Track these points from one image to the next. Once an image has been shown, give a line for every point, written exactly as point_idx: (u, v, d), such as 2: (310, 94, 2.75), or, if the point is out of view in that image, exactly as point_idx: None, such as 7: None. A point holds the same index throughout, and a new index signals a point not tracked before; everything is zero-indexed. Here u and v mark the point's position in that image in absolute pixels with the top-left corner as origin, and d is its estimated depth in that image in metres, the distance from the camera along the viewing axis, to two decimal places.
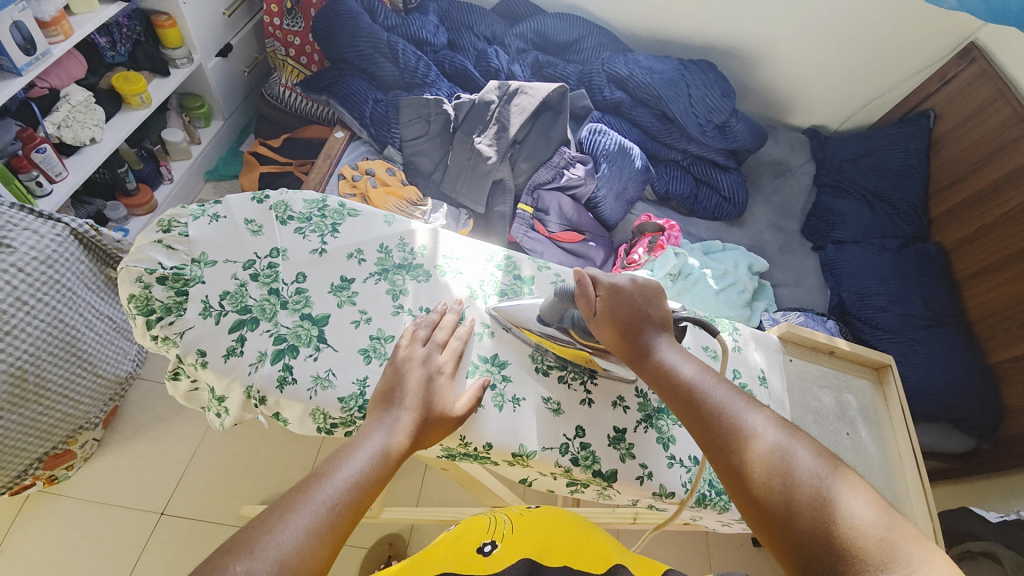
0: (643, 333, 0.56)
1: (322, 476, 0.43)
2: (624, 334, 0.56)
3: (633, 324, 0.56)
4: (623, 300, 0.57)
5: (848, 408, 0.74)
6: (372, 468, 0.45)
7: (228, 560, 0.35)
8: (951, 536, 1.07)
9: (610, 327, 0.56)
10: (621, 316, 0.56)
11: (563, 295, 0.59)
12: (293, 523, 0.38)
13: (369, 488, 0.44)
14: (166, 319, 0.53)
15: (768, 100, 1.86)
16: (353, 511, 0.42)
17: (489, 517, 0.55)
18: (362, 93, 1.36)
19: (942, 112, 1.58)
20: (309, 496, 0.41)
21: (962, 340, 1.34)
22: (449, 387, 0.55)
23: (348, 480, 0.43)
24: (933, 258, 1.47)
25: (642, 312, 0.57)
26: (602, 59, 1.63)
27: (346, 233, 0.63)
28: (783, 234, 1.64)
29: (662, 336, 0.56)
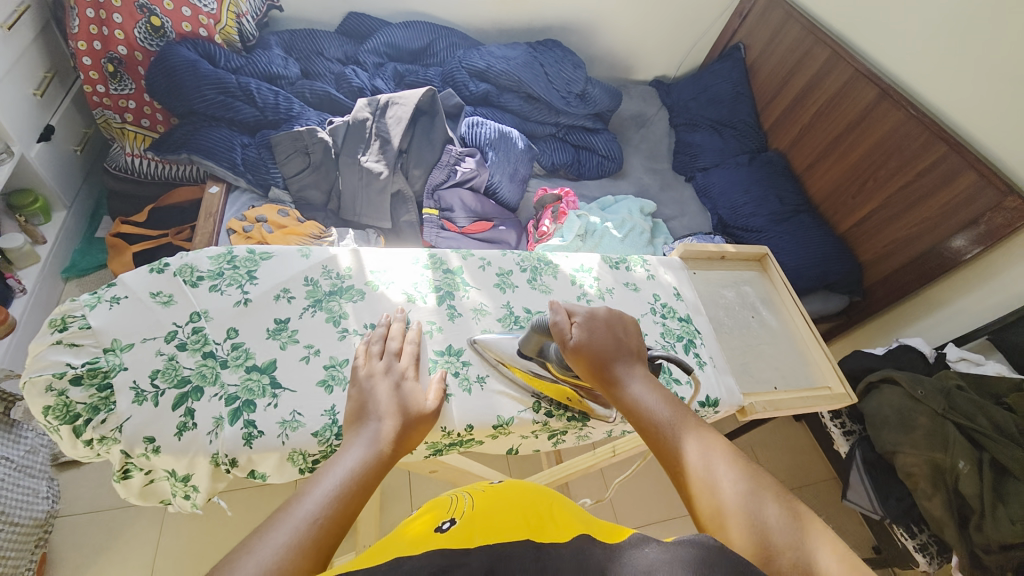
0: (619, 364, 0.58)
1: (303, 494, 0.43)
2: (599, 368, 0.57)
3: (607, 357, 0.58)
4: (601, 327, 0.60)
5: (748, 296, 0.88)
6: (358, 475, 0.46)
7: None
8: (853, 375, 1.29)
9: (584, 359, 0.57)
10: (597, 349, 0.58)
11: (540, 328, 0.60)
12: (272, 541, 0.38)
13: (353, 499, 0.44)
14: (96, 418, 0.49)
15: (613, 63, 2.06)
16: (338, 521, 0.42)
17: (449, 497, 0.59)
18: (226, 141, 1.27)
19: (748, 43, 1.89)
20: (288, 515, 0.41)
21: (815, 222, 1.62)
22: (417, 387, 0.57)
23: (329, 493, 0.43)
24: (777, 163, 1.75)
25: (619, 340, 0.60)
26: (458, 56, 1.69)
27: (265, 277, 0.62)
28: (659, 175, 1.85)
29: (640, 370, 0.58)
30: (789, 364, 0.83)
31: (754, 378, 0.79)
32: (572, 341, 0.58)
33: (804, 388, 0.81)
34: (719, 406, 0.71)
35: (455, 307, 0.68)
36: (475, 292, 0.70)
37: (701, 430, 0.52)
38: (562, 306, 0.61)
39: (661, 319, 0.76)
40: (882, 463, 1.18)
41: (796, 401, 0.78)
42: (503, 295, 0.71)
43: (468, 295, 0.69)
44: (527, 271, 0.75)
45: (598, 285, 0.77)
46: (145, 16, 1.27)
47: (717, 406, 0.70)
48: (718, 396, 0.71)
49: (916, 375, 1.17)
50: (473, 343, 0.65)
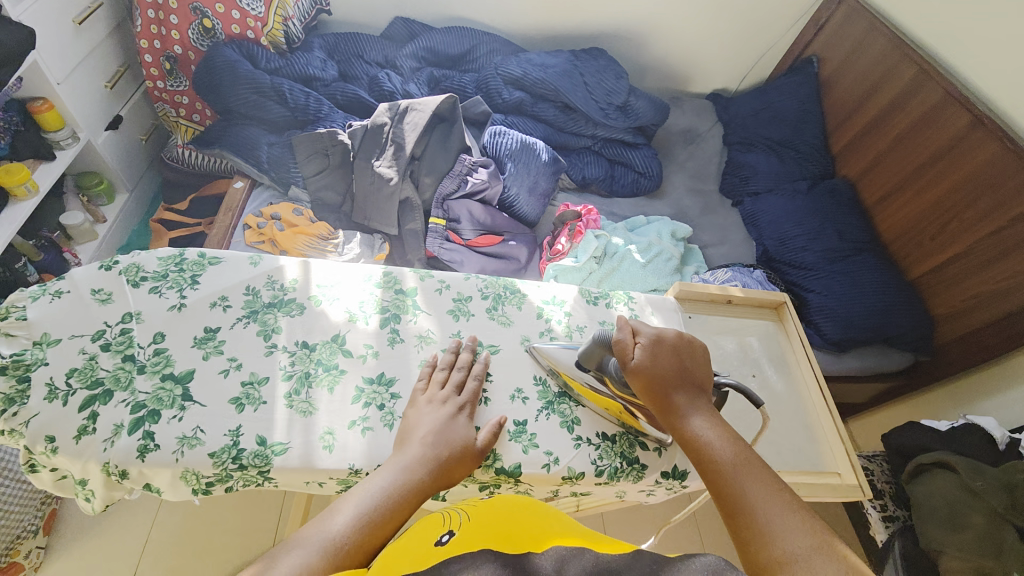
0: (682, 393, 0.55)
1: (327, 517, 0.46)
2: (660, 394, 0.55)
3: (671, 382, 0.55)
4: (666, 350, 0.57)
5: (751, 351, 0.75)
6: (383, 508, 0.47)
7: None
8: (901, 451, 1.08)
9: (644, 382, 0.55)
10: (661, 373, 0.55)
11: (602, 342, 0.59)
12: (292, 560, 0.41)
13: (376, 530, 0.46)
14: (8, 410, 0.49)
15: (666, 74, 1.93)
16: (358, 549, 0.44)
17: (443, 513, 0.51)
18: (254, 140, 1.33)
19: (824, 55, 1.68)
20: (310, 536, 0.44)
21: (882, 263, 1.40)
22: (465, 424, 0.56)
23: (354, 520, 0.46)
24: (843, 192, 1.54)
25: (683, 367, 0.57)
26: (495, 63, 1.66)
27: (207, 282, 0.61)
28: (702, 197, 1.70)
29: (705, 403, 0.55)
30: (791, 439, 0.69)
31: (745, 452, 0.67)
32: (633, 361, 0.56)
33: (806, 470, 0.67)
34: (686, 479, 0.61)
35: (398, 332, 0.63)
36: (424, 318, 0.65)
37: (768, 478, 0.48)
38: (630, 323, 0.59)
39: None
40: (924, 563, 0.97)
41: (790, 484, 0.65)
42: (454, 323, 0.65)
43: (416, 320, 0.64)
44: (488, 299, 0.69)
45: (568, 321, 0.69)
46: (198, 18, 1.37)
47: (684, 479, 0.61)
48: (687, 469, 0.61)
49: (978, 462, 0.95)
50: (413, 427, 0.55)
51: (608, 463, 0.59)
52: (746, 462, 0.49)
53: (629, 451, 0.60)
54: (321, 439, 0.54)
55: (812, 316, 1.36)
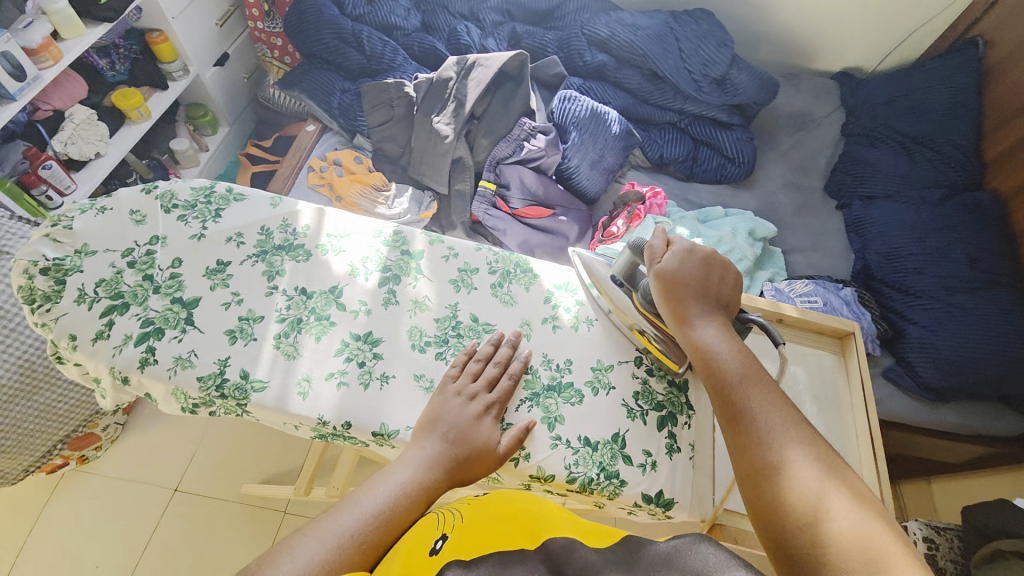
0: (700, 304, 0.55)
1: (347, 507, 0.47)
2: (679, 302, 0.55)
3: (693, 292, 0.55)
4: (693, 261, 0.57)
5: (793, 382, 0.64)
6: (400, 503, 0.48)
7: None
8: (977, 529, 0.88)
9: (666, 287, 0.56)
10: (683, 281, 0.56)
11: (637, 249, 0.61)
12: (309, 550, 0.43)
13: (393, 524, 0.47)
14: (45, 306, 0.55)
15: (786, 46, 1.66)
16: (374, 543, 0.45)
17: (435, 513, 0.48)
18: (330, 85, 1.37)
19: (994, 37, 1.35)
20: (330, 526, 0.45)
21: (1020, 304, 1.12)
22: (492, 426, 0.54)
23: (371, 514, 0.46)
24: (986, 209, 1.24)
25: (706, 280, 0.56)
26: (582, 21, 1.53)
27: (228, 217, 0.63)
28: (800, 194, 1.47)
29: (721, 317, 0.55)
30: None
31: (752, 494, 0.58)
32: (659, 266, 0.57)
33: None
34: (672, 509, 0.55)
35: (394, 294, 0.61)
36: (424, 283, 0.63)
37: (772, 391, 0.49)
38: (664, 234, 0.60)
39: (641, 374, 0.60)
40: None
41: None
42: (453, 294, 0.62)
43: (416, 284, 0.62)
44: (494, 274, 0.64)
45: (577, 311, 0.63)
46: None
47: (669, 508, 0.54)
48: (673, 498, 0.54)
49: None
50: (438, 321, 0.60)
51: (582, 472, 0.54)
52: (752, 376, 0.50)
53: (609, 463, 0.55)
54: (297, 385, 0.54)
55: (908, 352, 1.13)
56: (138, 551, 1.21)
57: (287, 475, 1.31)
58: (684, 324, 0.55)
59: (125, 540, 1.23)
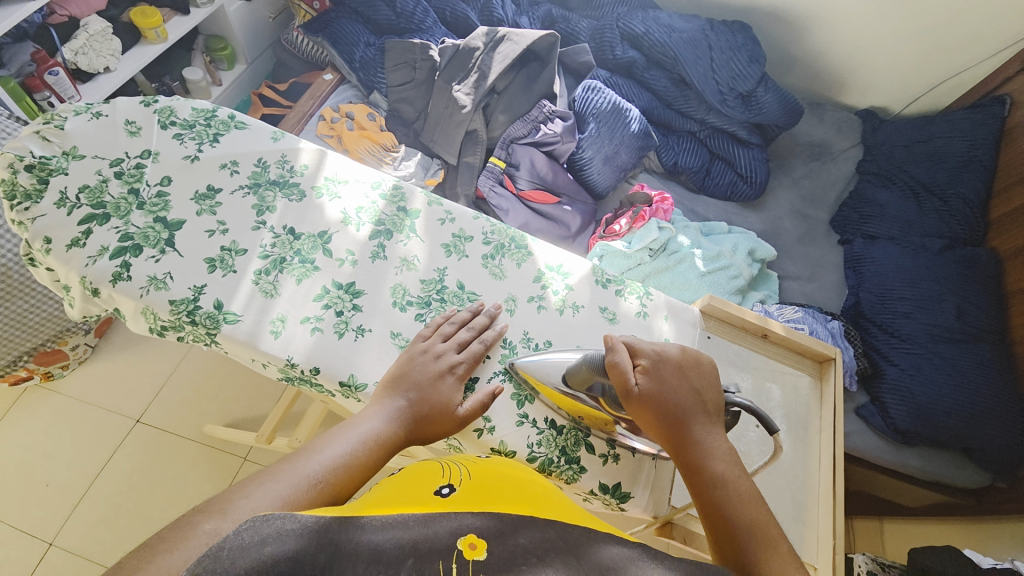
0: (695, 423, 0.50)
1: (312, 452, 0.46)
2: (667, 422, 0.50)
3: (683, 412, 0.50)
4: (673, 374, 0.52)
5: (767, 399, 0.62)
6: (363, 452, 0.47)
7: (201, 519, 0.38)
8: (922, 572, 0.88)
9: (650, 410, 0.51)
10: (669, 400, 0.51)
11: (595, 364, 0.53)
12: (271, 491, 0.42)
13: (356, 470, 0.46)
14: (23, 204, 0.54)
15: (817, 74, 1.65)
16: (335, 489, 0.45)
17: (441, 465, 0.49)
18: (355, 36, 1.34)
19: (1021, 98, 1.33)
20: (294, 470, 0.44)
21: (998, 363, 1.13)
22: (455, 387, 0.53)
23: (336, 459, 0.46)
24: (982, 265, 1.24)
25: (695, 392, 0.52)
26: (618, 14, 1.50)
27: (225, 144, 0.61)
28: (806, 223, 1.47)
29: (718, 437, 0.50)
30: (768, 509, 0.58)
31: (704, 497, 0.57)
32: (636, 386, 0.51)
33: None
34: (625, 503, 0.55)
35: (383, 249, 0.60)
36: (416, 243, 0.61)
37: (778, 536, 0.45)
38: (624, 342, 0.54)
39: None
40: None
41: None
42: (443, 258, 0.61)
43: (406, 243, 0.61)
44: (488, 245, 0.63)
45: (565, 295, 0.62)
46: None
47: (623, 502, 0.55)
48: (630, 494, 0.55)
49: None
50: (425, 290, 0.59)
51: (543, 454, 0.54)
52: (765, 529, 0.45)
53: (571, 448, 0.55)
54: (271, 324, 0.53)
55: (882, 392, 1.14)
56: (93, 473, 1.21)
57: (253, 421, 1.30)
58: (678, 447, 0.50)
59: (80, 461, 1.23)
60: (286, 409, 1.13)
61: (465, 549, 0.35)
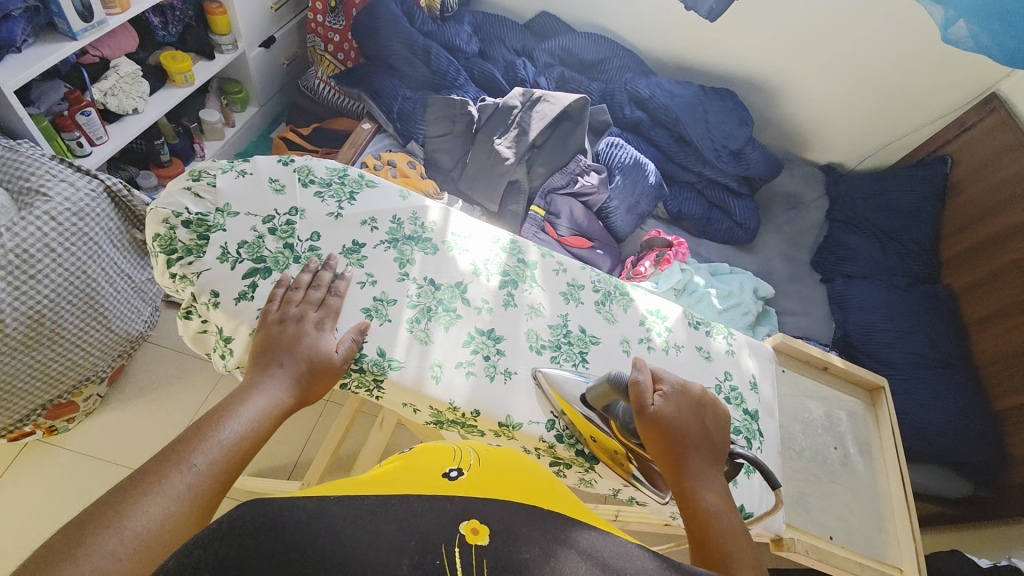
0: (698, 458, 0.52)
1: (192, 446, 0.45)
2: (672, 452, 0.52)
3: (687, 438, 0.53)
4: (689, 406, 0.55)
5: (838, 424, 0.72)
6: (251, 428, 0.48)
7: (85, 535, 0.37)
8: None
9: (661, 431, 0.53)
10: (682, 428, 0.53)
11: (616, 382, 0.55)
12: (161, 491, 0.41)
13: (249, 443, 0.48)
14: (185, 259, 0.56)
15: (786, 134, 1.91)
16: (228, 465, 0.46)
17: (455, 446, 0.53)
18: (393, 90, 1.42)
19: (959, 158, 1.58)
20: (174, 467, 0.43)
21: (966, 384, 1.32)
22: (325, 338, 0.55)
23: (224, 443, 0.46)
24: (942, 301, 1.46)
25: (703, 427, 0.54)
26: (625, 79, 1.69)
27: (362, 201, 0.66)
28: (792, 264, 1.66)
29: (715, 467, 0.53)
30: (858, 522, 0.66)
31: (810, 515, 0.64)
32: (651, 407, 0.53)
33: (868, 555, 0.64)
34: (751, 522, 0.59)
35: (513, 297, 0.66)
36: (539, 291, 0.68)
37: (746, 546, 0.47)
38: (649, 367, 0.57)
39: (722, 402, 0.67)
40: None
41: (847, 561, 0.62)
42: (564, 305, 0.68)
43: (531, 291, 0.67)
44: (598, 293, 0.71)
45: (666, 336, 0.70)
46: None
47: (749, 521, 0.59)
48: (754, 511, 0.59)
49: None
50: (554, 335, 0.65)
51: None
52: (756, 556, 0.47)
53: None
54: (431, 369, 0.57)
55: None
56: None
57: (274, 471, 1.23)
58: (680, 480, 0.52)
59: None
60: (332, 455, 1.12)
61: (467, 533, 0.36)
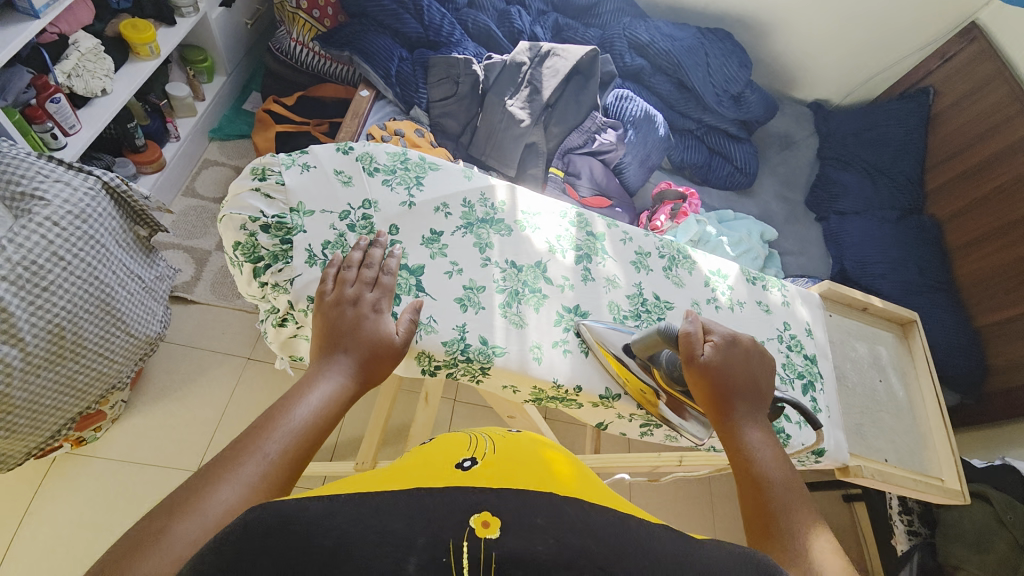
0: (742, 401, 0.56)
1: (263, 433, 0.43)
2: (718, 394, 0.56)
3: (735, 382, 0.56)
4: (739, 355, 0.58)
5: (880, 358, 0.80)
6: (321, 415, 0.46)
7: (169, 522, 0.35)
8: None
9: (712, 376, 0.56)
10: (727, 373, 0.56)
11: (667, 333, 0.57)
12: (237, 477, 0.39)
13: (321, 430, 0.45)
14: (274, 266, 0.56)
15: (776, 72, 1.90)
16: (302, 452, 0.43)
17: (469, 435, 0.50)
18: (387, 50, 1.33)
19: (941, 89, 1.63)
20: (249, 453, 0.41)
21: (951, 306, 1.45)
22: (381, 320, 0.53)
23: (295, 429, 0.44)
24: (928, 230, 1.56)
25: (751, 375, 0.57)
26: (623, 24, 1.62)
27: (430, 186, 0.64)
28: (789, 205, 1.70)
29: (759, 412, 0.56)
30: (905, 443, 0.75)
31: (868, 443, 0.72)
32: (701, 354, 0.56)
33: (915, 469, 0.73)
34: (822, 456, 0.67)
35: (590, 271, 0.67)
36: (611, 263, 0.69)
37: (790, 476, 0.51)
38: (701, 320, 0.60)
39: (786, 350, 0.71)
40: None
41: (901, 478, 0.71)
42: (636, 274, 0.69)
43: (605, 263, 0.68)
44: (664, 258, 0.72)
45: (731, 295, 0.73)
46: None
47: (820, 455, 0.66)
48: (824, 447, 0.66)
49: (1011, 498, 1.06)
50: (633, 304, 0.67)
51: None
52: (793, 479, 0.50)
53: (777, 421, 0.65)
54: (531, 351, 0.59)
55: None
56: None
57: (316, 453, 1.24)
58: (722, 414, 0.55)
59: None
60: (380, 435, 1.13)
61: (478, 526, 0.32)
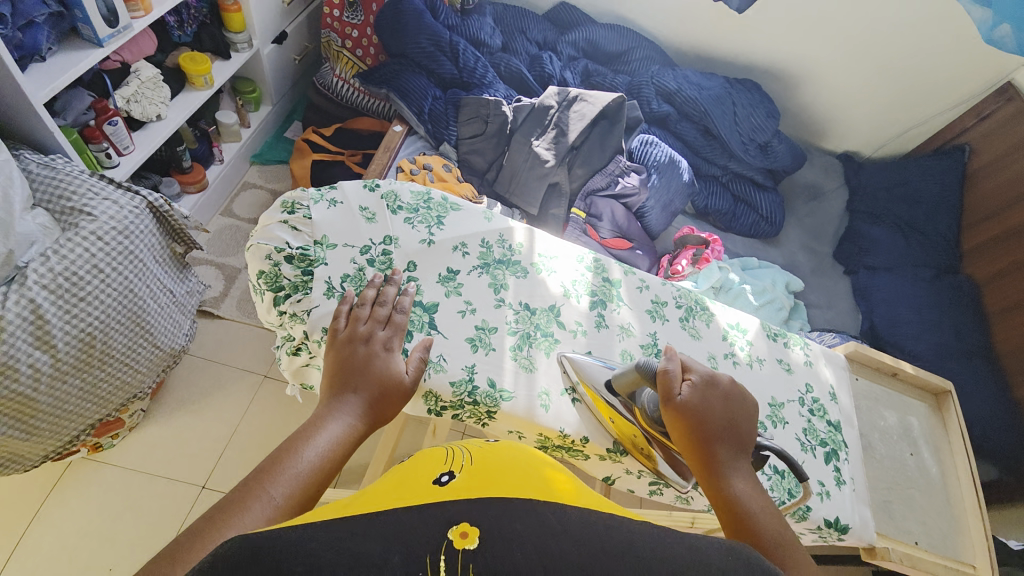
0: (727, 446, 0.53)
1: (268, 475, 0.43)
2: (699, 438, 0.52)
3: (716, 425, 0.53)
4: (718, 396, 0.54)
5: (911, 429, 0.75)
6: (327, 457, 0.46)
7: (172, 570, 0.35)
8: None
9: (691, 419, 0.53)
10: (707, 416, 0.53)
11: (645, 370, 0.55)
12: (241, 523, 0.39)
13: (326, 472, 0.45)
14: (294, 296, 0.57)
15: (805, 123, 1.90)
16: (305, 493, 0.43)
17: (449, 447, 0.49)
18: (422, 89, 1.39)
19: (977, 147, 1.59)
20: (253, 497, 0.41)
21: (990, 373, 1.37)
22: (393, 359, 0.53)
23: (301, 471, 0.44)
24: (965, 291, 1.49)
25: (733, 419, 0.54)
26: (651, 72, 1.66)
27: (450, 226, 0.65)
28: (816, 257, 1.67)
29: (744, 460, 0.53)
30: (937, 525, 0.70)
31: (896, 522, 0.67)
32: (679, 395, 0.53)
33: (947, 556, 0.68)
34: (846, 533, 0.62)
35: (604, 318, 0.66)
36: (626, 311, 0.68)
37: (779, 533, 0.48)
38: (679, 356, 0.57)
39: (808, 414, 0.68)
40: None
41: (934, 564, 0.66)
42: (652, 323, 0.68)
43: (619, 311, 0.68)
44: (681, 308, 0.71)
45: (749, 351, 0.71)
46: None
47: (844, 532, 0.62)
48: (849, 524, 0.62)
49: None
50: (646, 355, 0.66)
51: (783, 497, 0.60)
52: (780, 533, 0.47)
53: (796, 491, 0.61)
54: (539, 398, 0.58)
55: None
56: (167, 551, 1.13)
57: None
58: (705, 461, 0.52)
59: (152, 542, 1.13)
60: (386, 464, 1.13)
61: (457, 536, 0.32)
